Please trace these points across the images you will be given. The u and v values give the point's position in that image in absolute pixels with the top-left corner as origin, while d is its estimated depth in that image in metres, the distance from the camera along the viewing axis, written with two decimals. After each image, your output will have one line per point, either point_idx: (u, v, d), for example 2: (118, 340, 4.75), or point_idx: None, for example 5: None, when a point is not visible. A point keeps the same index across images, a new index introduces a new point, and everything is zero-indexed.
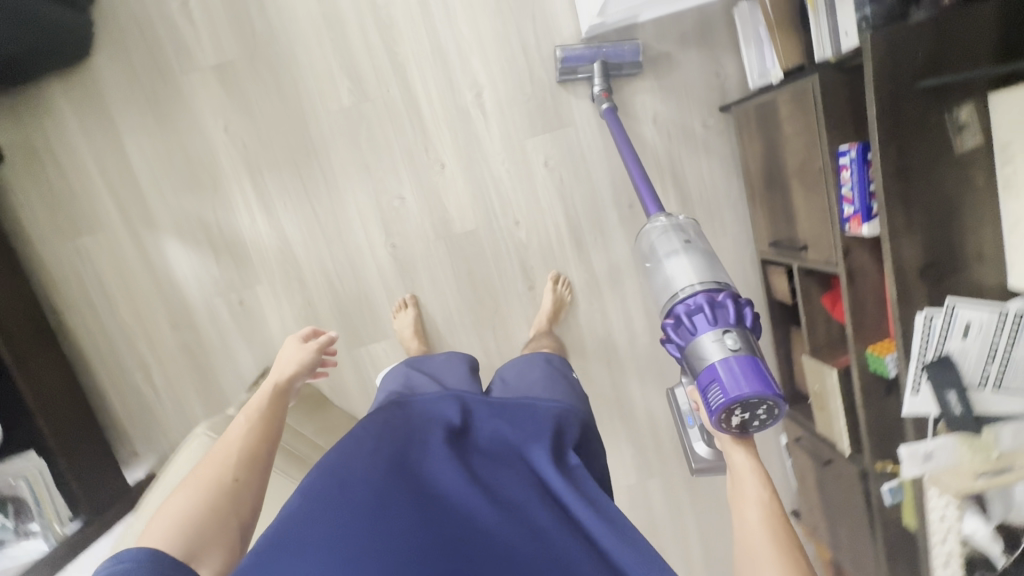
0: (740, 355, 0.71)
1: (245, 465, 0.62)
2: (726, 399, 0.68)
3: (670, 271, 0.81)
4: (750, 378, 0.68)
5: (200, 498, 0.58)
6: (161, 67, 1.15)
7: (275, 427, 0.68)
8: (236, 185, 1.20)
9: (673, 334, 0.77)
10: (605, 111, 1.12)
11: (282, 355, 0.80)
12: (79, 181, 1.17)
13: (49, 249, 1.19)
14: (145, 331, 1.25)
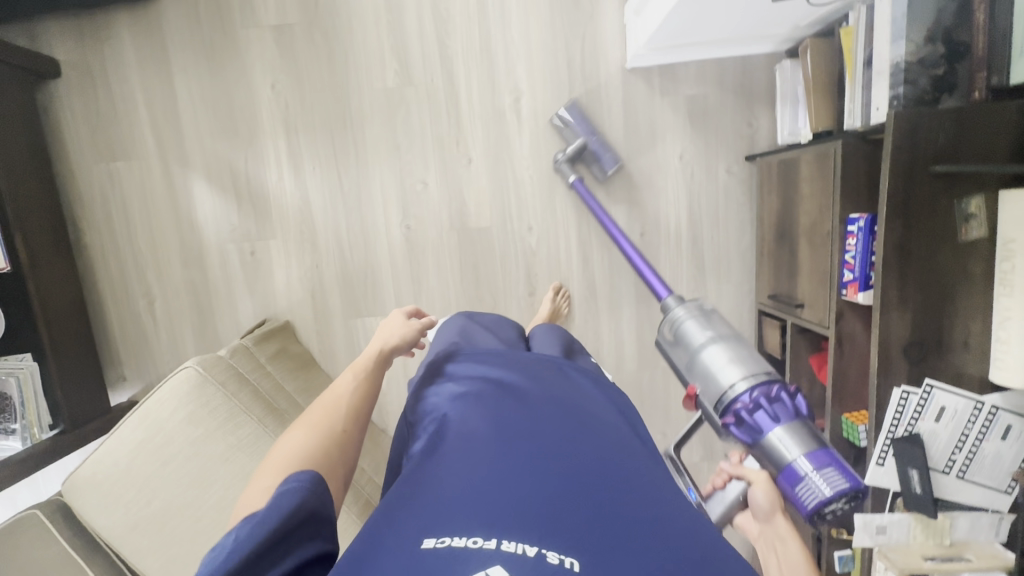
0: (816, 451, 0.74)
1: (353, 416, 0.62)
2: (821, 501, 0.71)
3: (716, 365, 0.83)
4: (837, 476, 0.72)
5: (317, 437, 0.58)
6: (223, 17, 1.20)
7: (376, 387, 0.68)
8: (271, 140, 1.24)
9: (738, 430, 0.79)
10: (571, 181, 1.21)
11: (389, 324, 0.77)
12: (125, 108, 1.22)
13: (84, 166, 1.24)
14: (156, 263, 1.29)
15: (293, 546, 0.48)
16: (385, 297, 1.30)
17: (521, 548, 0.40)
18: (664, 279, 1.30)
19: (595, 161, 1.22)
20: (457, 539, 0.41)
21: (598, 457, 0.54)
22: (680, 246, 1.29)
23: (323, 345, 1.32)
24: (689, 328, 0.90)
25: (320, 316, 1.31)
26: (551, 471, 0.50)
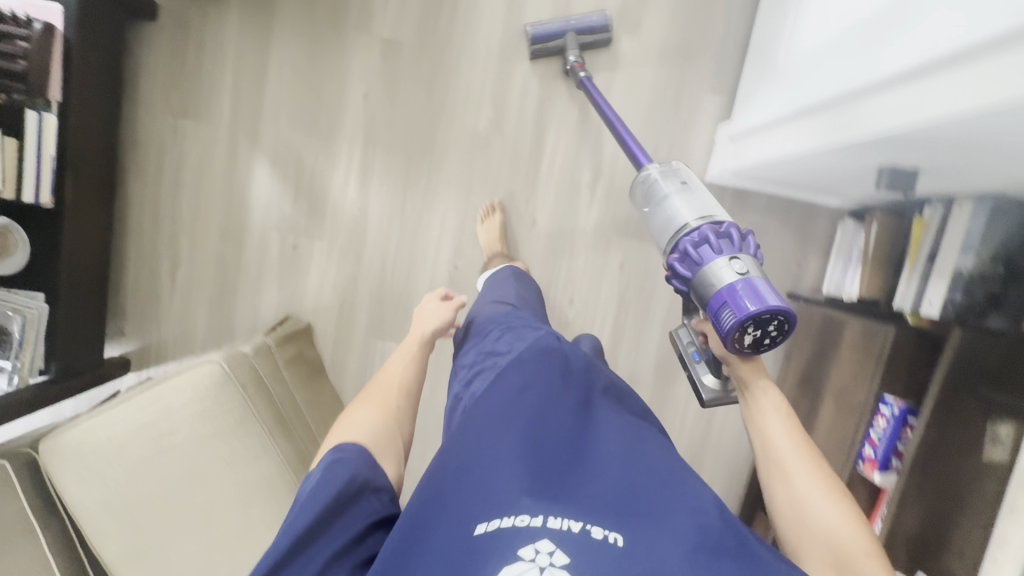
0: (748, 276, 0.69)
1: (405, 394, 0.73)
2: (737, 318, 0.66)
3: (676, 206, 0.82)
4: (762, 296, 0.67)
5: (381, 411, 0.69)
6: (337, 17, 1.19)
7: (422, 369, 0.79)
8: (347, 145, 1.23)
9: (680, 266, 0.76)
10: (583, 78, 1.12)
11: (428, 310, 0.89)
12: (210, 71, 1.20)
13: (150, 115, 1.20)
14: (193, 229, 1.25)
15: (360, 496, 0.58)
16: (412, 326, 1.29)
17: (567, 525, 0.51)
18: (681, 381, 1.33)
19: (588, 35, 1.18)
20: (506, 521, 0.52)
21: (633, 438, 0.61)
22: None
23: (336, 356, 1.29)
24: (656, 180, 0.89)
25: (342, 326, 1.28)
26: (589, 458, 0.59)
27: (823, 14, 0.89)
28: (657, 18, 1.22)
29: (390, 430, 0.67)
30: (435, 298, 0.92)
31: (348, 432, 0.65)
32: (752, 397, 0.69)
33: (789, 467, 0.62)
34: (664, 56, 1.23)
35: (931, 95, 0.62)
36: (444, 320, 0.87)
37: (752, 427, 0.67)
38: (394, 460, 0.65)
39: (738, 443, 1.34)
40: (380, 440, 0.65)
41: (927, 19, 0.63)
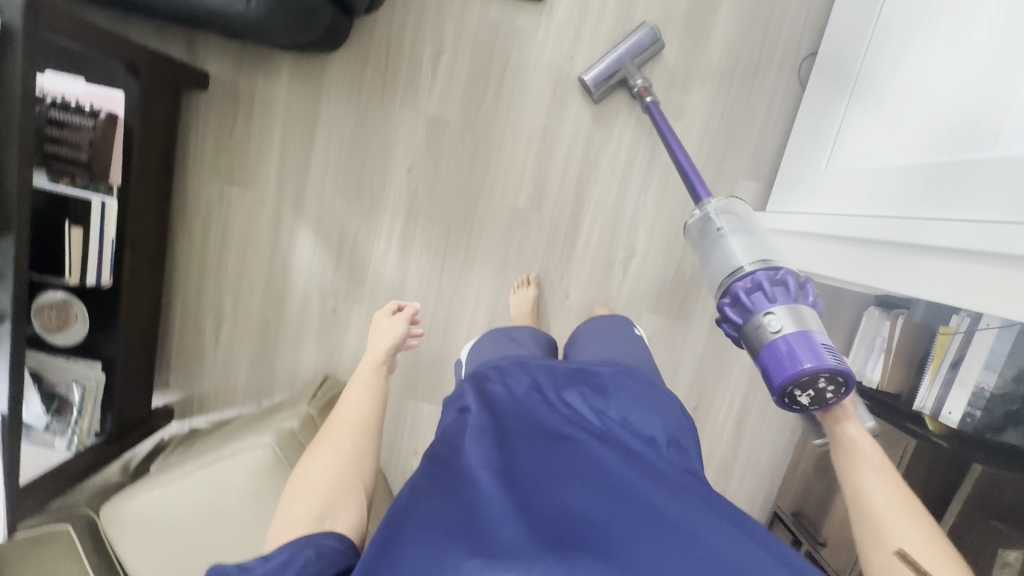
0: (785, 334, 0.75)
1: (358, 429, 0.77)
2: (780, 381, 0.74)
3: (731, 250, 0.87)
4: (801, 356, 0.73)
5: (334, 455, 0.73)
6: (385, 93, 1.20)
7: (378, 396, 0.83)
8: (389, 216, 1.26)
9: (729, 321, 0.84)
10: (653, 104, 1.09)
11: (381, 330, 0.97)
12: (259, 140, 1.22)
13: (198, 180, 1.23)
14: (236, 289, 1.29)
15: (312, 554, 0.59)
16: (445, 390, 1.33)
17: None
18: None
19: (639, 54, 1.16)
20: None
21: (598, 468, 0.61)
22: (724, 428, 1.37)
23: None
24: (713, 219, 0.93)
25: None
26: (555, 499, 0.57)
27: (862, 144, 0.96)
28: (699, 105, 1.24)
29: (345, 476, 0.71)
30: (387, 315, 1.00)
31: (303, 489, 0.68)
32: (846, 441, 0.73)
33: (888, 517, 0.64)
34: (702, 142, 1.25)
35: (960, 277, 0.71)
36: (395, 336, 0.95)
37: (847, 478, 0.70)
38: (353, 499, 0.69)
39: (750, 510, 1.40)
40: (334, 487, 0.69)
41: (968, 204, 0.71)
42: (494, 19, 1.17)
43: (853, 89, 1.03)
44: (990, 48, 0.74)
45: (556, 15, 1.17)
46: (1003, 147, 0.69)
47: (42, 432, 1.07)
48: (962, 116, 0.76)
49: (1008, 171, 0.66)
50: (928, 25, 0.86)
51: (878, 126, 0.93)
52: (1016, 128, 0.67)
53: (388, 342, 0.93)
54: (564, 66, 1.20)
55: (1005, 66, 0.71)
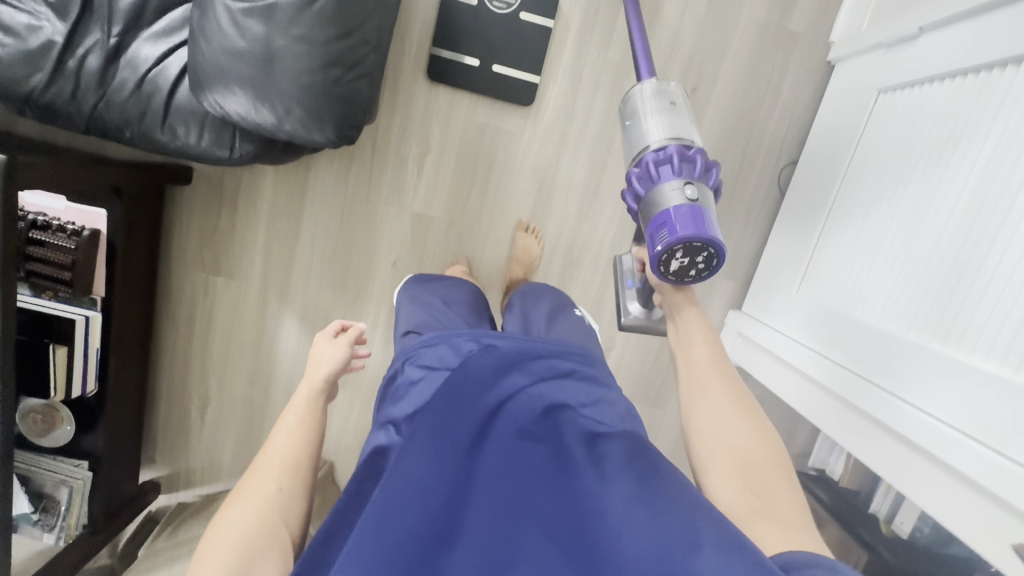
0: (693, 203, 0.69)
1: (286, 468, 0.67)
2: (671, 238, 0.68)
3: (647, 121, 0.77)
4: (698, 224, 0.68)
5: (254, 500, 0.63)
6: (370, 190, 1.20)
7: (313, 427, 0.72)
8: (374, 306, 1.27)
9: (637, 182, 0.75)
10: None
11: (320, 355, 0.81)
12: (243, 231, 1.22)
13: (182, 269, 1.23)
14: (222, 373, 1.30)
15: None
16: None
17: None
18: None
19: None
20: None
21: (510, 492, 0.56)
22: None
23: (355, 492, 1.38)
24: (642, 94, 0.79)
25: None
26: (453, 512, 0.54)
27: (831, 286, 0.99)
28: None
29: (266, 525, 0.62)
30: (330, 334, 0.85)
31: (216, 549, 0.59)
32: (679, 323, 0.71)
33: (704, 382, 0.64)
34: None
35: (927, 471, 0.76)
36: (337, 360, 0.79)
37: (676, 357, 0.70)
38: (275, 554, 0.61)
39: None
40: (252, 539, 0.60)
41: (926, 398, 0.76)
42: (480, 121, 1.17)
43: (826, 221, 1.06)
44: (950, 233, 0.78)
45: (542, 119, 1.17)
46: (963, 347, 0.73)
47: (31, 527, 1.10)
48: (923, 297, 0.80)
49: (965, 378, 0.70)
50: (894, 182, 0.91)
51: (846, 273, 0.96)
52: (974, 331, 0.72)
53: (331, 366, 0.78)
54: (550, 168, 1.20)
55: (963, 263, 0.75)
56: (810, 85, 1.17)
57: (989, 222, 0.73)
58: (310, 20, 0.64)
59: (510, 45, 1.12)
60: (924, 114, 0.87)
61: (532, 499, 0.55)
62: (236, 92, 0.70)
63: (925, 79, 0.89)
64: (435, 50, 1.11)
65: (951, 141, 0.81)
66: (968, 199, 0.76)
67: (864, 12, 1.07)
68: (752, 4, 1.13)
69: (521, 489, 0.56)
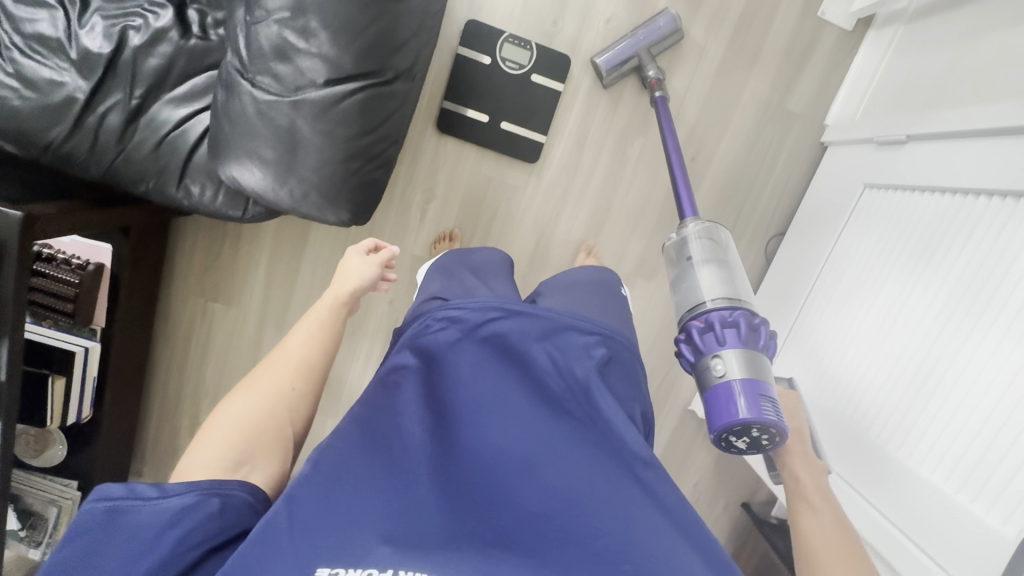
0: (724, 382, 0.76)
1: (301, 372, 0.74)
2: (714, 428, 0.77)
3: (700, 281, 0.85)
4: (735, 406, 0.75)
5: (267, 394, 0.71)
6: (372, 231, 1.22)
7: (329, 340, 0.80)
8: (368, 340, 1.29)
9: (680, 359, 0.85)
10: (661, 99, 1.04)
11: (349, 270, 0.90)
12: (244, 261, 1.23)
13: (181, 294, 1.24)
14: (214, 396, 1.31)
15: (216, 505, 0.57)
16: None
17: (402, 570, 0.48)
18: None
19: (658, 42, 1.10)
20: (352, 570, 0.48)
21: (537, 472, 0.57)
22: None
23: None
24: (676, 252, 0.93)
25: None
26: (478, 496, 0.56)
27: (831, 329, 1.02)
28: None
29: (274, 421, 0.69)
30: (360, 252, 0.94)
31: (226, 428, 0.67)
32: (795, 484, 0.80)
33: (818, 552, 0.70)
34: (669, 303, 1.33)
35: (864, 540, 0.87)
36: (362, 280, 0.89)
37: (793, 518, 0.76)
38: (277, 452, 0.68)
39: None
40: (262, 429, 0.67)
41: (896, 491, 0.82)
42: (485, 173, 1.19)
43: (839, 239, 1.07)
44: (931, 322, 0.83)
45: (546, 175, 1.20)
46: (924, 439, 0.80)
47: (16, 543, 1.11)
48: (896, 393, 0.85)
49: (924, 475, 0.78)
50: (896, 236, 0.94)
51: (831, 342, 1.01)
52: (929, 442, 0.79)
53: (356, 282, 0.88)
54: (550, 222, 1.23)
55: (935, 356, 0.80)
56: (803, 163, 1.22)
57: (963, 343, 0.77)
58: (337, 117, 0.67)
59: (519, 105, 1.15)
60: (911, 217, 0.92)
61: (557, 476, 0.57)
62: (253, 163, 0.70)
63: (920, 186, 0.92)
64: (446, 103, 1.14)
65: (946, 244, 0.84)
66: (952, 308, 0.80)
67: (859, 102, 1.13)
68: (755, 83, 1.17)
69: (552, 464, 0.58)
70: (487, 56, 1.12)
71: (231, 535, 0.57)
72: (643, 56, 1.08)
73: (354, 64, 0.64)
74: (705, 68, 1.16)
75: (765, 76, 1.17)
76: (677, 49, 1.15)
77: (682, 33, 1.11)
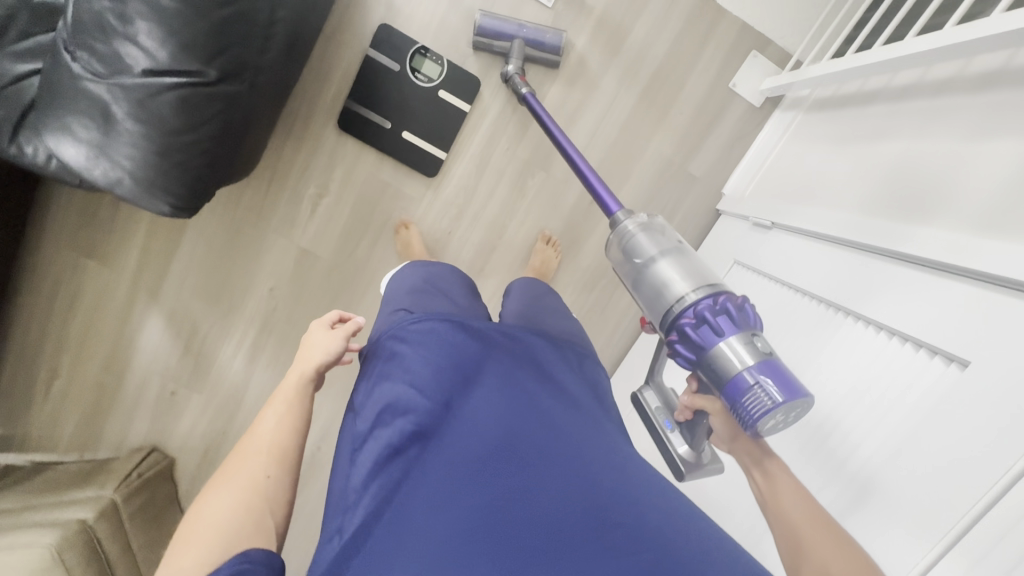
0: (772, 358, 0.57)
1: (274, 458, 0.60)
2: (767, 409, 0.54)
3: (665, 269, 0.64)
4: (787, 380, 0.55)
5: (240, 490, 0.56)
6: (260, 217, 1.20)
7: (301, 419, 0.65)
8: (243, 325, 1.25)
9: (688, 332, 0.60)
10: (527, 94, 0.98)
11: (312, 343, 0.72)
12: (124, 224, 1.20)
13: (52, 245, 1.20)
14: (76, 355, 1.25)
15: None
16: None
17: None
18: None
19: (537, 50, 1.09)
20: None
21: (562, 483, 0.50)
22: None
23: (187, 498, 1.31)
24: (634, 237, 0.69)
25: (203, 471, 1.31)
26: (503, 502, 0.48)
27: None
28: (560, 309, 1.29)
29: (251, 512, 0.55)
30: (326, 324, 0.76)
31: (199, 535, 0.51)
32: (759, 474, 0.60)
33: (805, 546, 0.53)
34: None
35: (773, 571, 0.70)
36: (331, 352, 0.71)
37: (765, 510, 0.59)
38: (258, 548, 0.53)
39: None
40: (240, 527, 0.53)
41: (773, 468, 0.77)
42: (383, 179, 1.18)
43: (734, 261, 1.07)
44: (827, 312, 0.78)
45: (442, 192, 1.20)
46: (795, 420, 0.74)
47: None
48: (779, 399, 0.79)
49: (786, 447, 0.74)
50: (796, 291, 0.86)
51: None
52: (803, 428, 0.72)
53: (323, 357, 0.70)
54: (441, 238, 1.22)
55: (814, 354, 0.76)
56: (697, 226, 1.24)
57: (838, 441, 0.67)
58: (156, 108, 0.65)
59: (423, 118, 1.15)
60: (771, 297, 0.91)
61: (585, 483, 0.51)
62: (65, 137, 0.66)
63: (778, 277, 0.91)
64: (349, 103, 1.13)
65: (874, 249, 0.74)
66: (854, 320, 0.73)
67: (750, 180, 1.16)
68: (658, 142, 1.18)
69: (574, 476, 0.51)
70: (396, 63, 1.12)
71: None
72: (517, 49, 1.07)
73: (172, 58, 0.63)
74: (614, 116, 1.17)
75: (670, 135, 1.18)
76: (589, 93, 1.15)
77: (559, 60, 1.11)
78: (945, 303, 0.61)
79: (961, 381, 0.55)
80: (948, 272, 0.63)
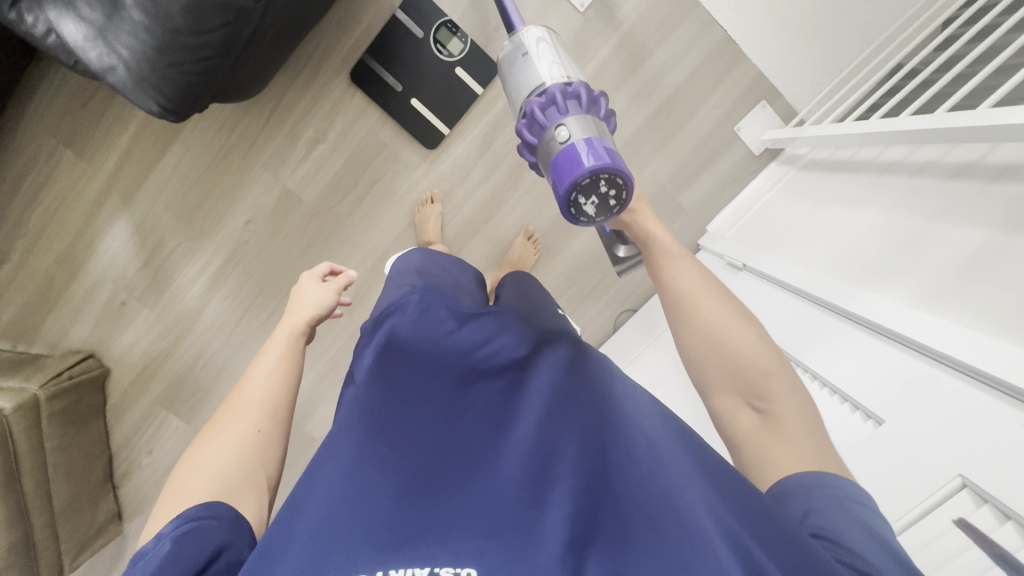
0: (576, 138, 0.57)
1: (267, 410, 0.59)
2: (565, 188, 0.56)
3: (536, 64, 0.66)
4: (587, 155, 0.56)
5: (227, 443, 0.55)
6: (251, 149, 1.19)
7: (294, 375, 0.64)
8: (210, 251, 1.23)
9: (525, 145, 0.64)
10: None
11: (305, 295, 0.72)
12: (114, 123, 1.19)
13: (34, 127, 1.18)
14: (32, 242, 1.22)
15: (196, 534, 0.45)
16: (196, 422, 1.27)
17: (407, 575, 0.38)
18: None
19: None
20: None
21: (519, 445, 0.46)
22: None
23: (111, 412, 1.27)
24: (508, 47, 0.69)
25: (134, 387, 1.27)
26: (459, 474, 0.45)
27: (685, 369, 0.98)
28: None
29: (245, 466, 0.54)
30: (319, 274, 0.76)
31: (192, 483, 0.51)
32: (642, 235, 0.65)
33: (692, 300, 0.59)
34: None
35: None
36: (321, 306, 0.71)
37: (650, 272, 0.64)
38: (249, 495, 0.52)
39: None
40: (228, 482, 0.52)
41: None
42: (382, 139, 1.18)
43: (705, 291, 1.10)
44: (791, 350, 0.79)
45: (438, 166, 1.20)
46: None
47: None
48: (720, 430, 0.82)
49: None
50: None
51: None
52: None
53: (315, 307, 0.70)
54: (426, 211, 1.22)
55: None
56: None
57: None
58: (163, 3, 0.67)
59: (434, 89, 1.16)
60: None
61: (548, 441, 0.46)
62: (70, 13, 0.69)
63: None
64: (365, 58, 1.14)
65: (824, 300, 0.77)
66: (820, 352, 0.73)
67: (734, 223, 1.18)
68: (655, 167, 1.21)
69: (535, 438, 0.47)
70: (420, 30, 1.14)
71: (212, 553, 0.44)
72: None
73: None
74: (618, 132, 1.19)
75: (667, 164, 1.21)
76: None
77: None
78: (880, 363, 0.64)
79: (875, 437, 0.59)
80: (874, 331, 0.67)
